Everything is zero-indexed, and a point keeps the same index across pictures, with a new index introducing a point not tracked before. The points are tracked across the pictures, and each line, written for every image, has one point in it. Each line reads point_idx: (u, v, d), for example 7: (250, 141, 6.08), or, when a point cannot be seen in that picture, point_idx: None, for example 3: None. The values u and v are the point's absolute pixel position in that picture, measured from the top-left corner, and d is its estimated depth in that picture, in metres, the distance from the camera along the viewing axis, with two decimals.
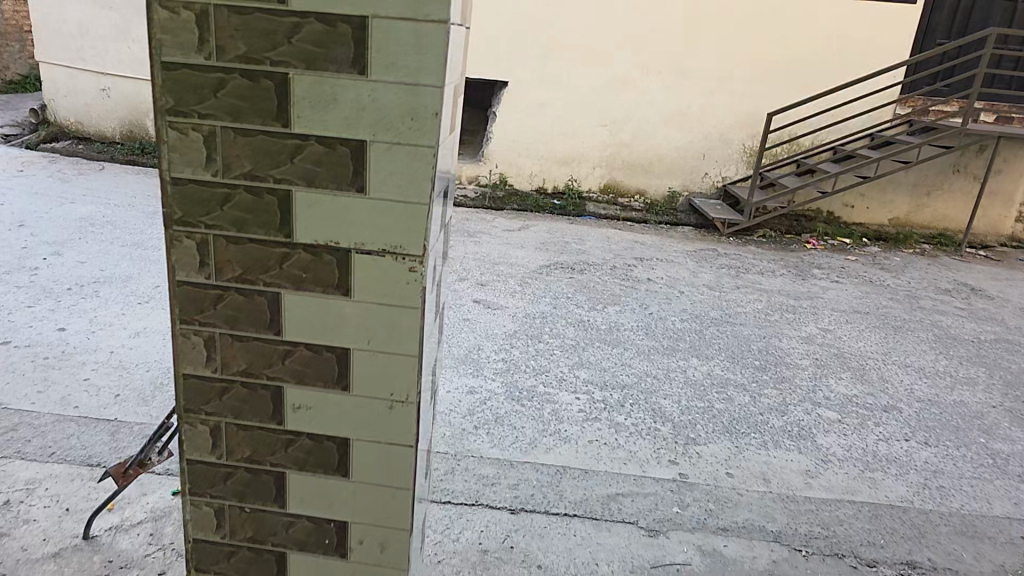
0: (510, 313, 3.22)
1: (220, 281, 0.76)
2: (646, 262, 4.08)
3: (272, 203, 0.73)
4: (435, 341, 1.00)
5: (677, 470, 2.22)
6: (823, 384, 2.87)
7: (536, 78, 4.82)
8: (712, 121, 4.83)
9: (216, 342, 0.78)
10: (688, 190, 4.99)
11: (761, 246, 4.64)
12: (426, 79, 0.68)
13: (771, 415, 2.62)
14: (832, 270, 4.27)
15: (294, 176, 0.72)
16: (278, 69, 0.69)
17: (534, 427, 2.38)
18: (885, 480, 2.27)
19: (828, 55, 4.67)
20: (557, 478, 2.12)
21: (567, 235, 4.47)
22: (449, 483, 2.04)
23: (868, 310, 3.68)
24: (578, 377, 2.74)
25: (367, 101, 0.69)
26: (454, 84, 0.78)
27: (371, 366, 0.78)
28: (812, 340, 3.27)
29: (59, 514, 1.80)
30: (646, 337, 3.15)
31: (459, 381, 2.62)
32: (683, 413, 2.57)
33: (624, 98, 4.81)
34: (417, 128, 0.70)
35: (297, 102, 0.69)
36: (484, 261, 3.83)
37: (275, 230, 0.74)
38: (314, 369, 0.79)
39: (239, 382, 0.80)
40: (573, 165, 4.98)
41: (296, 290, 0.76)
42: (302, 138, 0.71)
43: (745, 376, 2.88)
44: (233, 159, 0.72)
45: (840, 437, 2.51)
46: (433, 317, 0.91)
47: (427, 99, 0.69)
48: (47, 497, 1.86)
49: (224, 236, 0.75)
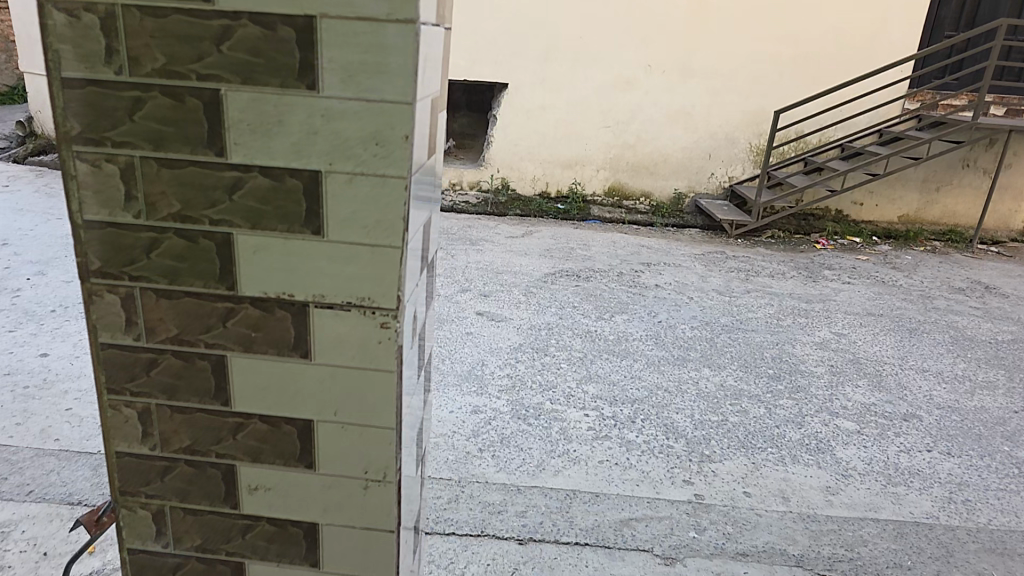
0: (515, 326, 3.09)
1: (152, 343, 0.66)
2: (652, 267, 3.95)
3: (208, 248, 0.62)
4: (422, 392, 0.88)
5: (693, 491, 2.09)
6: (840, 393, 2.73)
7: (538, 79, 4.67)
8: (717, 121, 4.68)
9: (152, 415, 0.70)
10: (694, 191, 4.85)
11: (769, 246, 4.50)
12: (393, 96, 0.55)
13: (787, 427, 2.48)
14: (844, 270, 4.13)
15: (233, 216, 0.60)
16: (206, 85, 0.56)
17: (541, 448, 2.26)
18: (908, 495, 2.13)
19: (836, 48, 4.52)
20: (567, 503, 1.99)
21: (571, 240, 4.33)
22: (453, 512, 1.91)
23: (882, 311, 3.53)
24: (586, 393, 2.60)
25: (321, 123, 0.56)
26: (433, 97, 0.66)
27: (339, 440, 0.68)
28: (826, 346, 3.12)
29: (35, 559, 1.69)
30: (655, 347, 3.02)
31: (463, 400, 2.49)
32: (697, 429, 2.43)
33: (626, 97, 4.66)
34: (384, 155, 0.57)
35: (232, 126, 0.57)
36: (486, 270, 3.70)
37: (214, 281, 0.63)
38: (271, 446, 0.69)
39: (183, 460, 0.72)
40: (575, 167, 4.84)
41: (243, 352, 0.65)
42: (242, 170, 0.59)
43: (759, 387, 2.74)
44: (157, 198, 0.60)
45: (860, 449, 2.37)
46: (418, 369, 0.79)
47: (395, 120, 0.56)
48: (23, 540, 1.75)
49: (153, 290, 0.64)
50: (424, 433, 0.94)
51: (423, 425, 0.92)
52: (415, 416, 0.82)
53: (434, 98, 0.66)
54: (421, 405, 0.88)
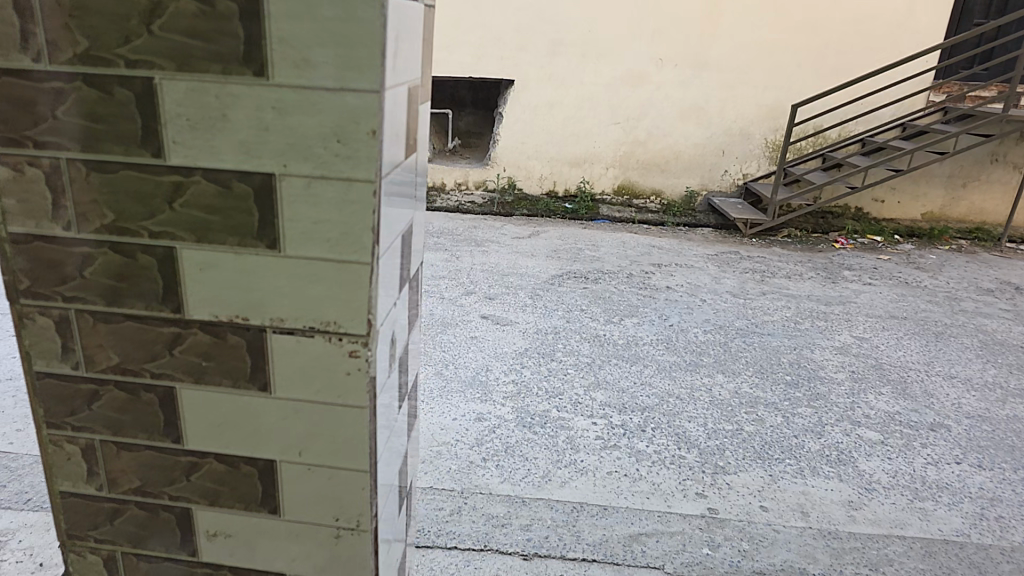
0: (521, 329, 3.01)
1: (91, 373, 0.58)
2: (664, 269, 3.83)
3: (150, 264, 0.53)
4: (406, 422, 0.78)
5: (706, 505, 1.99)
6: (861, 401, 2.62)
7: (544, 75, 4.38)
8: (733, 115, 4.37)
9: (96, 452, 0.61)
10: (706, 188, 4.57)
11: (786, 246, 4.35)
12: (355, 84, 0.47)
13: (806, 437, 2.37)
14: (864, 270, 4.00)
15: (175, 227, 0.52)
16: (139, 72, 0.48)
17: (547, 458, 2.16)
18: (936, 511, 2.02)
19: (858, 39, 4.21)
20: (574, 516, 1.90)
21: (581, 241, 4.20)
22: (455, 525, 1.83)
23: (905, 315, 3.40)
24: (595, 400, 2.51)
25: (272, 116, 0.48)
26: (410, 85, 0.57)
27: (306, 483, 0.59)
28: (847, 350, 3.01)
29: (31, 569, 1.61)
30: (666, 351, 2.92)
31: (465, 407, 2.41)
32: (711, 438, 2.33)
33: (636, 92, 4.35)
34: (347, 155, 0.48)
35: (171, 121, 0.49)
36: (493, 272, 3.61)
37: (157, 301, 0.54)
38: (230, 488, 0.60)
39: (133, 503, 0.63)
40: (584, 166, 4.55)
41: (193, 384, 0.57)
42: (183, 174, 0.51)
43: (776, 394, 2.64)
44: (88, 208, 0.52)
45: (884, 461, 2.26)
46: (399, 400, 0.69)
47: (359, 111, 0.47)
48: (20, 550, 1.66)
49: (90, 313, 0.56)
50: (408, 468, 0.84)
51: (407, 460, 0.82)
52: (397, 449, 0.72)
53: (412, 87, 0.57)
54: (405, 437, 0.78)
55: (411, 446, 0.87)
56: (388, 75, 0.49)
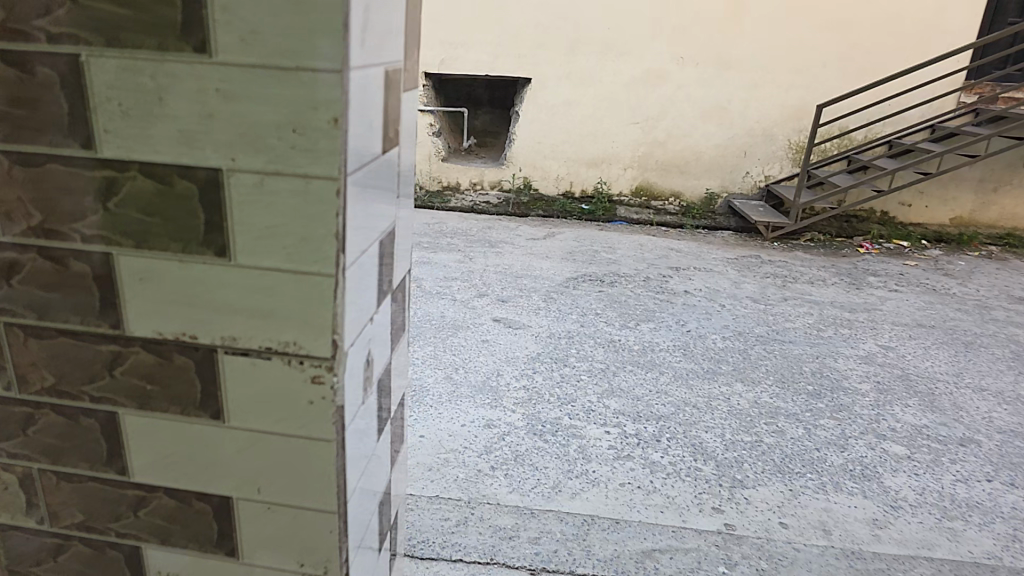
0: (533, 333, 2.92)
1: (24, 394, 0.51)
2: (682, 272, 3.72)
3: (85, 272, 0.46)
4: (391, 451, 0.69)
5: (723, 520, 1.89)
6: (887, 413, 2.50)
7: (562, 74, 4.21)
8: (755, 116, 4.19)
9: (35, 482, 0.54)
10: (727, 190, 4.37)
11: (808, 250, 4.22)
12: (312, 63, 0.39)
13: (829, 450, 2.27)
14: (890, 276, 3.86)
15: (111, 229, 0.45)
16: (65, 49, 0.42)
17: (558, 468, 2.08)
18: (966, 532, 1.91)
19: (887, 38, 4.00)
20: (584, 529, 1.81)
21: (596, 242, 4.09)
22: (461, 536, 1.76)
23: (933, 323, 3.27)
24: (608, 408, 2.42)
25: (215, 100, 0.41)
26: (389, 67, 0.49)
27: (267, 522, 0.51)
28: (872, 360, 2.89)
29: None
30: (684, 358, 2.82)
31: (474, 413, 2.33)
32: (729, 450, 2.23)
33: (656, 92, 4.18)
34: (305, 147, 0.41)
35: (102, 106, 0.42)
36: (506, 274, 3.52)
37: (95, 315, 0.47)
38: (183, 526, 0.53)
39: (78, 538, 0.56)
40: (601, 166, 4.37)
41: (136, 409, 0.49)
42: (117, 168, 0.44)
43: (798, 405, 2.53)
44: (11, 205, 0.46)
45: (911, 477, 2.15)
46: (379, 429, 0.60)
47: (317, 95, 0.40)
48: None
49: (19, 328, 0.49)
50: (393, 501, 0.75)
51: (392, 489, 0.74)
52: (377, 482, 0.63)
53: (391, 69, 0.50)
54: (389, 468, 0.69)
55: (398, 472, 0.79)
56: (355, 52, 0.41)
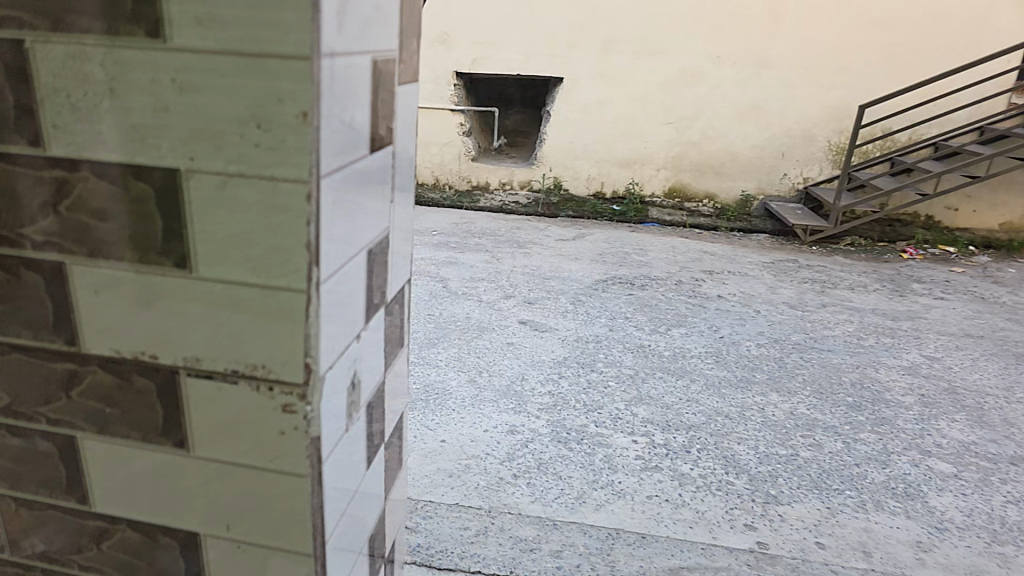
0: (560, 337, 2.84)
1: None
2: (716, 276, 3.61)
3: (36, 284, 0.41)
4: (386, 481, 0.62)
5: (756, 538, 1.80)
6: (932, 428, 2.37)
7: (595, 73, 4.11)
8: (794, 115, 4.04)
9: None
10: (764, 192, 4.23)
11: (848, 255, 4.06)
12: (277, 49, 0.33)
13: (869, 466, 2.15)
14: (936, 283, 3.69)
15: (62, 236, 0.40)
16: (8, 33, 0.36)
17: (582, 478, 2.00)
18: (1020, 559, 1.78)
19: (935, 35, 3.83)
20: (608, 544, 1.74)
21: (627, 244, 4.00)
22: (481, 547, 1.69)
23: (982, 334, 3.11)
24: (636, 416, 2.34)
25: (170, 90, 0.35)
26: (378, 54, 0.43)
27: (238, 563, 0.46)
28: (916, 371, 2.75)
29: None
30: (716, 366, 2.72)
31: (498, 419, 2.27)
32: (762, 464, 2.13)
33: (691, 91, 4.06)
34: (270, 146, 0.35)
35: (49, 97, 0.37)
36: (533, 276, 3.45)
37: (48, 333, 0.42)
38: (149, 561, 0.48)
39: (41, 569, 0.51)
40: (634, 167, 4.27)
41: (96, 435, 0.44)
42: (66, 167, 0.38)
43: (836, 417, 2.42)
44: None
45: (958, 497, 2.02)
46: (369, 458, 0.54)
47: (285, 85, 0.34)
48: None
49: None
50: (391, 530, 0.68)
51: (389, 517, 0.68)
52: (367, 515, 0.57)
53: (380, 58, 0.44)
54: (384, 497, 0.63)
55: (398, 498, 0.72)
56: (329, 35, 0.35)
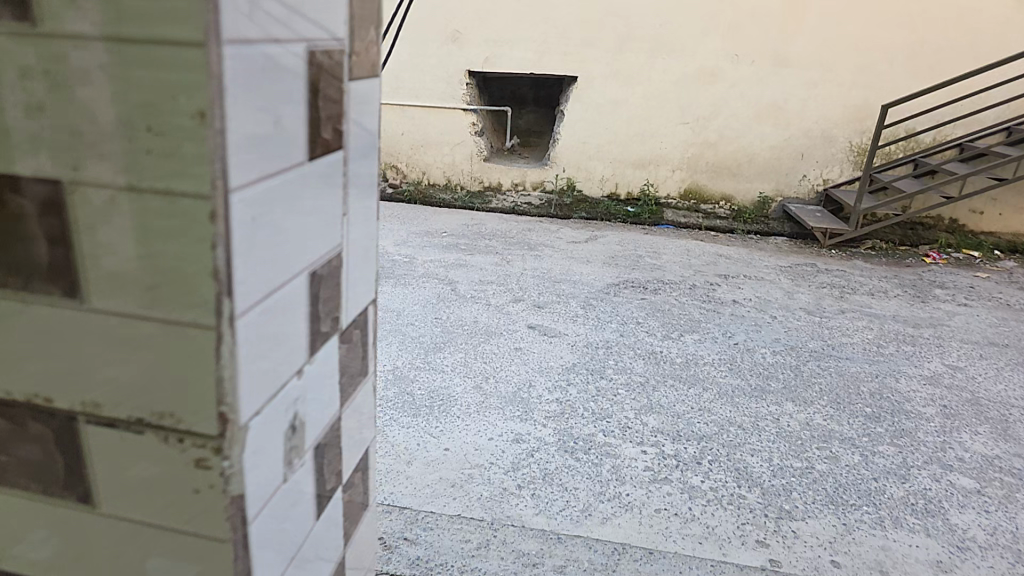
0: (569, 343, 2.78)
1: None
2: (731, 281, 3.52)
3: None
4: (344, 523, 0.60)
5: (768, 556, 1.73)
6: (953, 441, 2.28)
7: (609, 72, 4.03)
8: (815, 115, 3.93)
9: None
10: (782, 194, 4.13)
11: (869, 259, 3.95)
12: (166, 30, 0.28)
13: (888, 481, 2.06)
14: (959, 289, 3.57)
15: None
16: None
17: (589, 490, 1.94)
18: None
19: (963, 33, 3.70)
20: (615, 559, 1.67)
21: (640, 246, 3.92)
22: (482, 561, 1.63)
23: (1007, 342, 3.00)
24: (646, 426, 2.27)
25: (39, 82, 0.31)
26: (319, 40, 0.39)
27: None
28: (937, 381, 2.65)
29: None
30: (730, 374, 2.64)
31: (503, 427, 2.21)
32: (776, 477, 2.05)
33: (708, 91, 3.97)
34: (164, 156, 0.30)
35: None
36: (543, 279, 3.39)
37: None
38: None
39: None
40: (648, 167, 4.19)
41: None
42: None
43: (854, 428, 2.33)
44: None
45: (981, 515, 1.93)
46: (319, 508, 0.51)
47: (179, 76, 0.29)
48: None
49: None
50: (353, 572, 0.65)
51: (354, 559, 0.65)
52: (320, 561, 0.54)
53: (323, 45, 0.39)
54: (344, 542, 0.61)
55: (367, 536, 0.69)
56: (237, 15, 0.30)
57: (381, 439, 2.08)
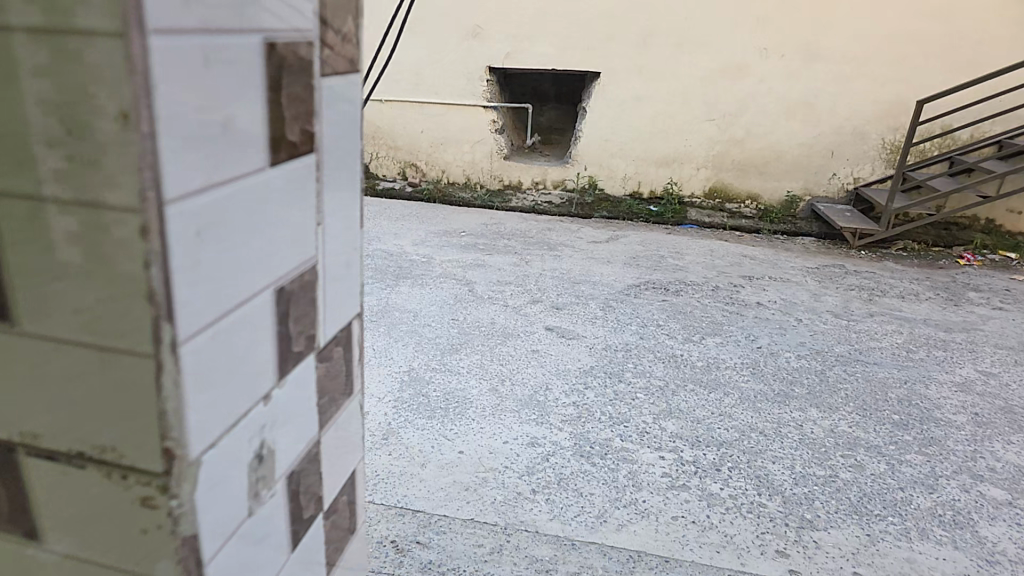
0: (587, 345, 2.75)
1: None
2: (756, 282, 3.45)
3: None
4: (328, 554, 0.59)
5: (787, 567, 1.68)
6: (985, 450, 2.20)
7: (634, 68, 3.97)
8: (845, 112, 3.83)
9: None
10: (810, 193, 4.04)
11: (899, 261, 3.85)
12: (78, 22, 0.29)
13: (915, 491, 2.00)
14: (994, 292, 3.46)
15: None
16: None
17: (605, 495, 1.91)
18: None
19: (1001, 26, 3.57)
20: (629, 568, 1.64)
21: (663, 246, 3.87)
22: (494, 566, 1.62)
23: None
24: (664, 431, 2.23)
25: None
26: (282, 31, 0.38)
27: None
28: (969, 388, 2.57)
29: None
30: (752, 379, 2.58)
31: (518, 430, 2.19)
32: (798, 485, 2.00)
33: (735, 87, 3.89)
34: (91, 177, 0.31)
35: None
36: (563, 279, 3.36)
37: None
38: None
39: None
40: (672, 165, 4.12)
41: None
42: None
43: (879, 436, 2.26)
44: None
45: (1013, 529, 1.85)
46: (294, 538, 0.51)
47: (97, 75, 0.29)
48: None
49: None
50: None
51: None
52: None
53: (285, 38, 0.39)
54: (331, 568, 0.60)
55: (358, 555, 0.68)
56: (165, 10, 0.29)
57: (396, 441, 2.07)
